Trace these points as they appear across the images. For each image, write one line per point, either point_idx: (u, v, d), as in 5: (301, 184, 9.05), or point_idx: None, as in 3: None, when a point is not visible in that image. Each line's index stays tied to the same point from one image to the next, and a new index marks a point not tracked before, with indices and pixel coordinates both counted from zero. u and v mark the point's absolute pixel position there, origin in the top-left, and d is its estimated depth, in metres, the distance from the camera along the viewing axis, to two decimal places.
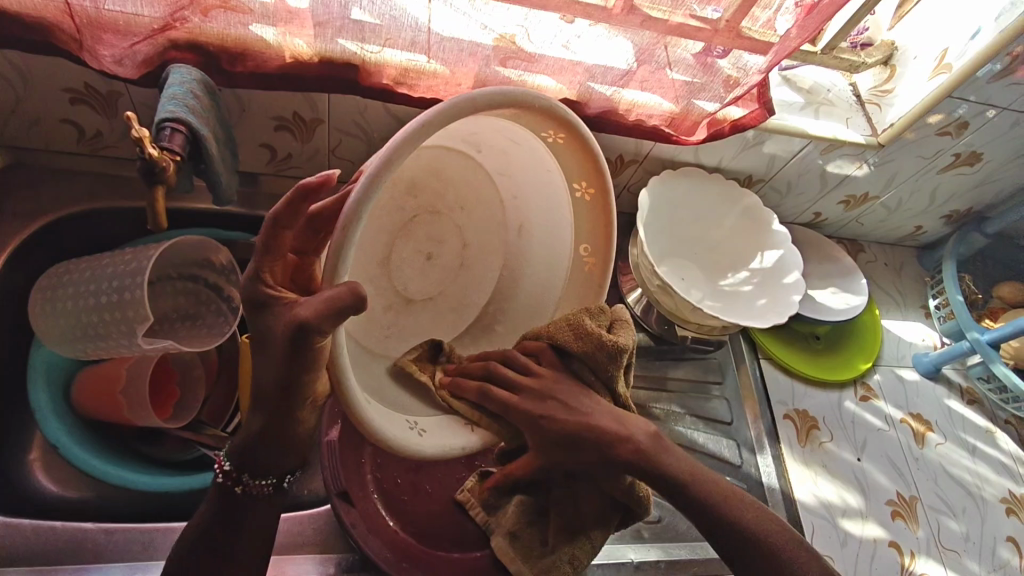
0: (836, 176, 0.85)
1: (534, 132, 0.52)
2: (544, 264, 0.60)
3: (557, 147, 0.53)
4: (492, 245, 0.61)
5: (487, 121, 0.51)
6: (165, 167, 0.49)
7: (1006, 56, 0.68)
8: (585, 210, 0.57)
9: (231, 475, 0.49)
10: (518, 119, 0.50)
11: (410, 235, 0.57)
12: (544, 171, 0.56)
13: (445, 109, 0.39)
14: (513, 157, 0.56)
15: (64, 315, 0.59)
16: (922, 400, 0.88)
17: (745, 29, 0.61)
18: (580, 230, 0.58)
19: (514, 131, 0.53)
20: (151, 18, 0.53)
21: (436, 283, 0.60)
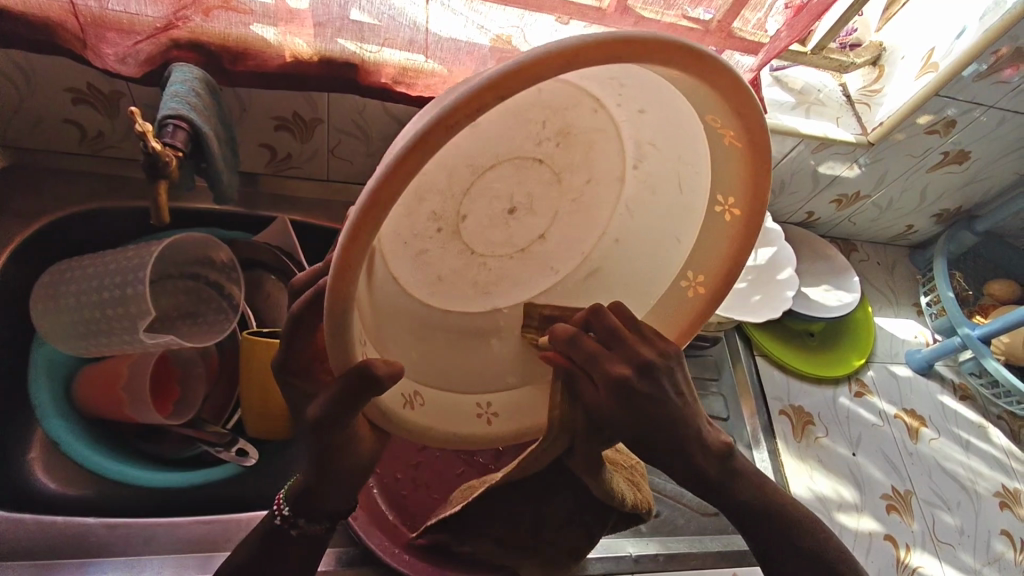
0: (828, 176, 0.87)
1: (697, 112, 0.37)
2: (634, 272, 0.47)
3: (724, 145, 0.38)
4: (578, 228, 0.48)
5: (646, 80, 0.36)
6: (168, 162, 0.50)
7: (991, 56, 0.69)
8: (716, 228, 0.43)
9: (288, 518, 0.48)
10: (683, 91, 0.35)
11: (486, 187, 0.43)
12: (693, 161, 0.41)
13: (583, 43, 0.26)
14: (649, 125, 0.41)
15: (67, 311, 0.59)
16: (915, 396, 0.89)
17: (736, 29, 0.63)
18: (698, 251, 0.45)
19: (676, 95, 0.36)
20: (154, 18, 0.54)
21: (510, 243, 0.47)
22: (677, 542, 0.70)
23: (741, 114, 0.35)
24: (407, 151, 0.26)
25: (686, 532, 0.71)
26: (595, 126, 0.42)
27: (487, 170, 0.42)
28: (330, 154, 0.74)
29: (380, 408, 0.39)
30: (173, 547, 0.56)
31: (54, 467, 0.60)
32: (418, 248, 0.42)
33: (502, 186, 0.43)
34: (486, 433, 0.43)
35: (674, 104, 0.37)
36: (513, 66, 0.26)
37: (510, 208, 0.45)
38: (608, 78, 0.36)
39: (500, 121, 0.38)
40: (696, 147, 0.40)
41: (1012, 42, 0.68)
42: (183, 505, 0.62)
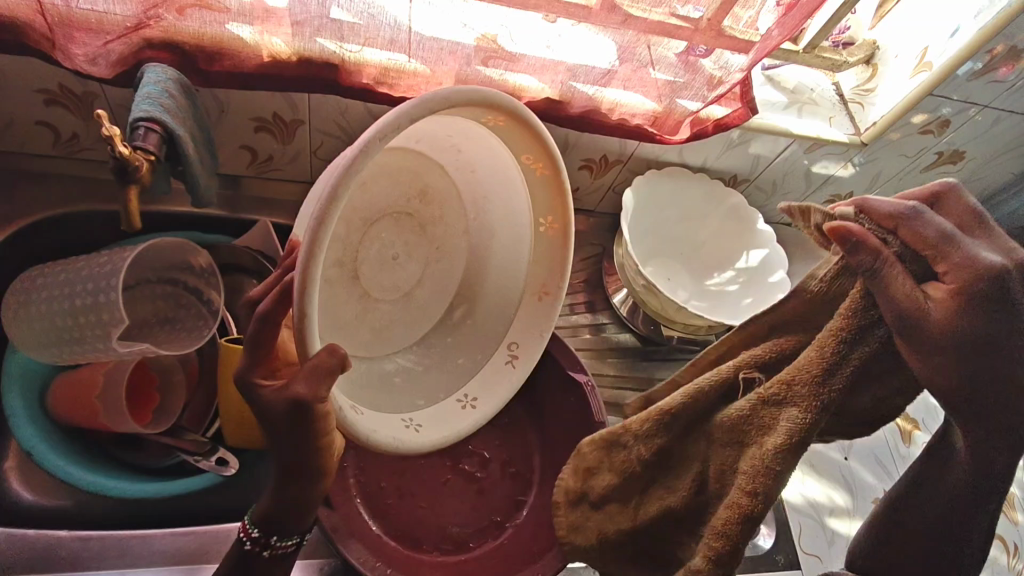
0: (822, 176, 0.86)
1: (512, 154, 0.50)
2: (496, 300, 0.56)
3: (537, 177, 0.52)
4: (440, 279, 0.55)
5: (472, 129, 0.49)
6: (138, 167, 0.48)
7: (986, 54, 0.68)
8: (542, 246, 0.55)
9: (258, 540, 0.48)
10: (499, 132, 0.48)
11: (376, 237, 0.49)
12: (514, 199, 0.54)
13: (450, 93, 0.38)
14: (482, 179, 0.53)
15: (39, 318, 0.57)
16: (908, 398, 0.88)
17: (726, 28, 0.61)
18: (536, 268, 0.56)
19: (498, 145, 0.50)
20: (124, 17, 0.53)
21: (401, 287, 0.53)
22: None
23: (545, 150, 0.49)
24: (355, 156, 0.34)
25: None
26: (441, 188, 0.53)
27: (375, 220, 0.49)
28: (313, 156, 0.73)
29: (336, 404, 0.40)
30: (151, 560, 0.55)
31: (28, 478, 0.58)
32: (326, 293, 0.46)
33: (391, 231, 0.50)
34: (419, 441, 0.47)
35: (496, 154, 0.51)
36: (411, 106, 0.35)
37: (394, 256, 0.51)
38: (442, 137, 0.49)
39: (378, 176, 0.48)
40: (517, 188, 0.53)
41: (1007, 40, 0.67)
42: (162, 515, 0.61)
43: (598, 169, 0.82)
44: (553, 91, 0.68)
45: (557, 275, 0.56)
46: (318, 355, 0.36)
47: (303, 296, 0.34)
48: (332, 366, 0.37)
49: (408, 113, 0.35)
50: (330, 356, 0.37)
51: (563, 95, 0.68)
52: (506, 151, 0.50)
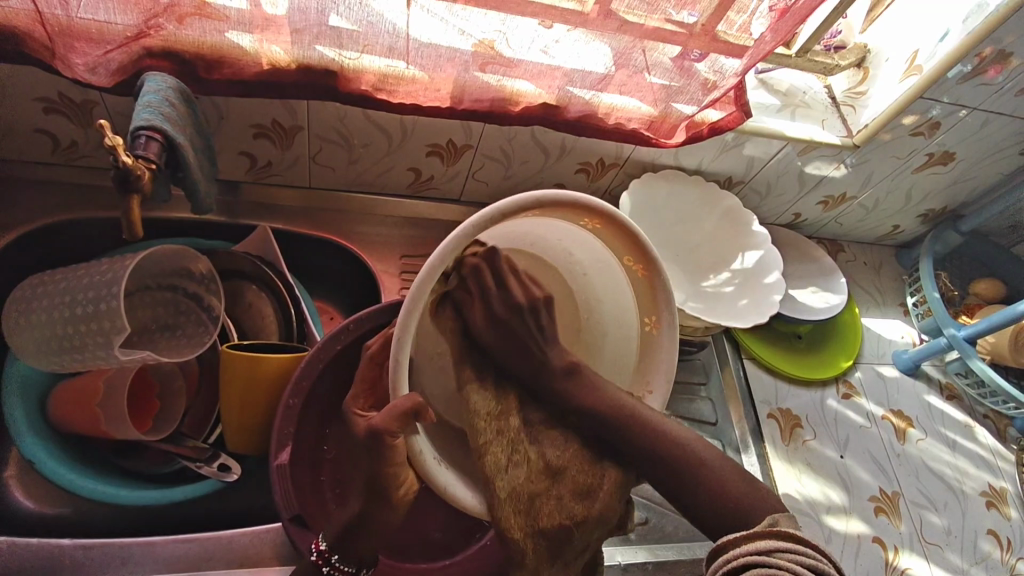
0: (815, 177, 0.87)
1: (616, 256, 0.54)
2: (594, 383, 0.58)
3: (639, 280, 0.54)
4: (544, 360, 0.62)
5: (572, 230, 0.54)
6: (140, 175, 0.48)
7: (975, 57, 0.69)
8: (650, 345, 0.56)
9: (323, 554, 0.49)
10: (600, 234, 0.53)
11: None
12: (622, 297, 0.56)
13: (540, 196, 0.44)
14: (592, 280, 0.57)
15: (39, 327, 0.57)
16: (902, 396, 0.90)
17: (720, 32, 0.62)
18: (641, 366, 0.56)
19: (597, 245, 0.55)
20: (125, 26, 0.53)
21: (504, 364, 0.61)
22: (664, 549, 0.69)
23: (641, 248, 0.51)
24: (458, 238, 0.42)
25: (674, 539, 0.71)
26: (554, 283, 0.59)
27: None
28: (312, 162, 0.73)
29: (415, 450, 0.44)
30: (153, 567, 0.56)
31: (28, 484, 0.59)
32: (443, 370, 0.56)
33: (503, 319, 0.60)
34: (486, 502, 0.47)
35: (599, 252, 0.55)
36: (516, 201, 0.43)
37: None
38: (554, 240, 0.56)
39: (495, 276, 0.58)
40: (623, 286, 0.56)
41: (995, 44, 0.68)
42: (163, 521, 0.61)
43: (595, 172, 0.83)
44: (549, 96, 0.69)
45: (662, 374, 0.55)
46: (401, 397, 0.43)
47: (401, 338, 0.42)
48: (410, 408, 0.42)
49: (498, 211, 0.43)
50: (408, 400, 0.42)
51: (560, 100, 0.69)
52: (609, 253, 0.55)
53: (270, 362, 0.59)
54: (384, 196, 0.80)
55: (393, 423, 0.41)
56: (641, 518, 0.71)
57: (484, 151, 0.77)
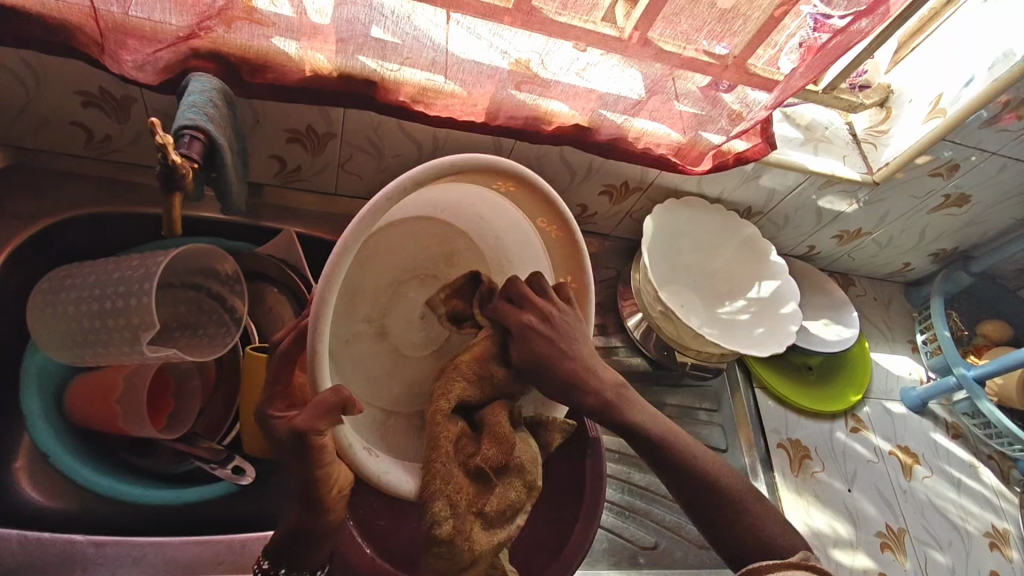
0: (830, 213, 0.88)
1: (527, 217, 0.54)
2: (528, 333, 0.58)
3: (551, 237, 0.55)
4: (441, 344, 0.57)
5: (467, 191, 0.52)
6: (185, 174, 0.49)
7: (996, 104, 0.71)
8: (559, 299, 0.57)
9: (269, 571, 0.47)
10: (513, 199, 0.52)
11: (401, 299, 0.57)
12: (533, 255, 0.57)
13: (455, 161, 0.43)
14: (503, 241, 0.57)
15: (64, 319, 0.57)
16: (909, 433, 0.90)
17: (751, 66, 0.64)
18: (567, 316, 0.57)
19: (512, 209, 0.54)
20: (177, 26, 0.54)
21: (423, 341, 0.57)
22: None
23: (549, 205, 0.51)
24: (388, 196, 0.40)
25: (682, 566, 0.71)
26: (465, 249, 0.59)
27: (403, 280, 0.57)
28: (341, 168, 0.74)
29: (343, 444, 0.42)
30: (163, 568, 0.55)
31: (38, 476, 0.58)
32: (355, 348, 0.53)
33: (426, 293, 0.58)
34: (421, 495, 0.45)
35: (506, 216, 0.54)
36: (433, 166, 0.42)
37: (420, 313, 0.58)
38: (463, 205, 0.54)
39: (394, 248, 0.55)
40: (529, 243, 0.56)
41: (1016, 93, 0.70)
42: (173, 523, 0.61)
43: (618, 195, 0.84)
44: (582, 118, 0.70)
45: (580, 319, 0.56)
46: (324, 391, 0.40)
47: (317, 331, 0.39)
48: (337, 402, 0.40)
49: (422, 173, 0.41)
50: (332, 394, 0.40)
51: (592, 122, 0.70)
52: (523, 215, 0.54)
53: None
54: None
55: (317, 419, 0.40)
56: (651, 542, 0.71)
57: None
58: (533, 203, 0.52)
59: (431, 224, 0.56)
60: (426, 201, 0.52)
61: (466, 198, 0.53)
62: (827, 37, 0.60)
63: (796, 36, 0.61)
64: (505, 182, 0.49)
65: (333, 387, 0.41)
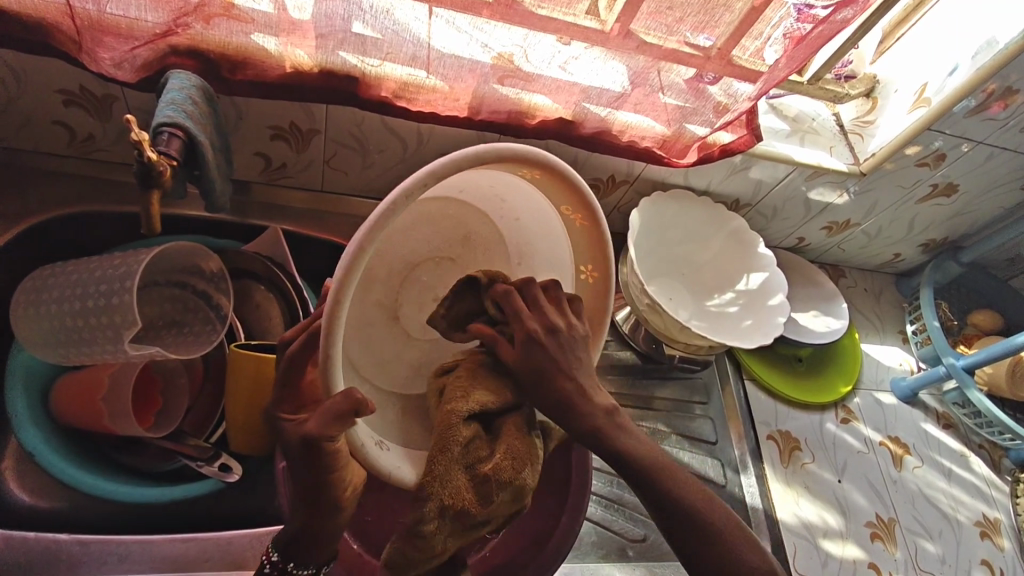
0: (819, 204, 0.88)
1: (551, 203, 0.51)
2: None
3: (575, 225, 0.52)
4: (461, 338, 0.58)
5: (490, 172, 0.49)
6: (162, 171, 0.48)
7: (981, 92, 0.71)
8: (584, 295, 0.55)
9: (277, 565, 0.46)
10: (538, 184, 0.49)
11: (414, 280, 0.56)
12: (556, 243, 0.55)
13: (481, 150, 0.39)
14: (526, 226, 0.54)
15: (48, 319, 0.57)
16: (899, 423, 0.90)
17: (735, 57, 0.63)
18: None
19: (534, 193, 0.50)
20: (154, 24, 0.54)
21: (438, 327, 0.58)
22: (662, 567, 0.70)
23: (574, 193, 0.48)
24: (392, 206, 0.37)
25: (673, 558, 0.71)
26: (489, 234, 0.56)
27: (413, 266, 0.56)
28: (325, 165, 0.74)
29: (355, 443, 0.41)
30: (149, 565, 0.55)
31: (24, 477, 0.58)
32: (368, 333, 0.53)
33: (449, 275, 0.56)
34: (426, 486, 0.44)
35: (531, 202, 0.52)
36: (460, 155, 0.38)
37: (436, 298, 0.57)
38: (485, 186, 0.51)
39: (417, 230, 0.54)
40: (556, 233, 0.54)
41: (1001, 81, 0.69)
42: (160, 521, 0.61)
43: (605, 189, 0.84)
44: (565, 112, 0.70)
45: (600, 326, 0.53)
46: (334, 396, 0.39)
47: (327, 343, 0.37)
48: (347, 408, 0.38)
49: (430, 173, 0.37)
50: (343, 399, 0.38)
51: (576, 115, 0.70)
52: (546, 201, 0.51)
53: None
54: None
55: (326, 426, 0.39)
56: (640, 534, 0.71)
57: None
58: (562, 193, 0.48)
59: (446, 202, 0.52)
60: (448, 183, 0.49)
61: (490, 178, 0.49)
62: (809, 27, 0.60)
63: (779, 26, 0.61)
64: (534, 171, 0.45)
65: (344, 391, 0.39)
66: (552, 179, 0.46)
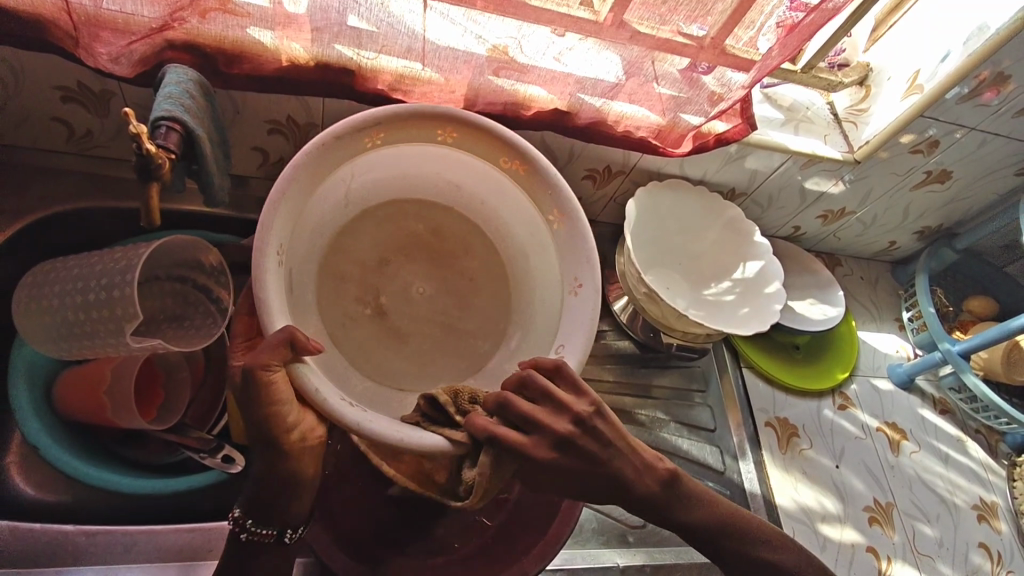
0: (815, 192, 0.89)
1: (487, 159, 0.59)
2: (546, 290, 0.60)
3: (521, 174, 0.58)
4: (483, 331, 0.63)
5: (422, 150, 0.58)
6: (161, 164, 0.49)
7: (973, 79, 0.71)
8: (558, 239, 0.58)
9: (240, 521, 0.49)
10: (465, 145, 0.58)
11: (392, 273, 0.63)
12: (515, 199, 0.61)
13: (375, 115, 0.53)
14: (489, 203, 0.63)
15: (51, 313, 0.57)
16: (896, 409, 0.91)
17: (728, 46, 0.64)
18: (564, 256, 0.58)
19: (468, 157, 0.59)
20: (150, 18, 0.54)
21: (432, 313, 0.64)
22: (662, 553, 0.70)
23: (488, 137, 0.56)
24: (296, 166, 0.49)
25: (672, 543, 0.72)
26: (455, 226, 0.65)
27: (390, 261, 0.63)
28: None
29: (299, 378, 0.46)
30: (154, 556, 0.56)
31: (30, 470, 0.58)
32: (348, 326, 0.59)
33: (425, 272, 0.64)
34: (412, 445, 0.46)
35: (473, 168, 0.60)
36: (359, 120, 0.52)
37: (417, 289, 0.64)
38: (434, 175, 0.62)
39: (388, 235, 0.63)
40: (509, 189, 0.60)
41: (994, 66, 0.70)
42: (165, 513, 0.61)
43: (601, 180, 0.84)
44: (560, 103, 0.70)
45: (579, 256, 0.56)
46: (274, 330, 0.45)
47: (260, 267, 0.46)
48: (285, 338, 0.45)
49: (333, 132, 0.51)
50: (282, 332, 0.45)
51: (571, 106, 0.70)
52: (482, 158, 0.59)
53: None
54: None
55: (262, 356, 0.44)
56: (640, 521, 0.72)
57: None
58: (479, 143, 0.57)
59: (404, 203, 0.63)
60: (396, 174, 0.60)
61: (427, 163, 0.60)
62: (801, 15, 0.61)
63: (772, 15, 0.61)
64: (445, 128, 0.56)
65: (283, 328, 0.45)
66: (457, 126, 0.56)
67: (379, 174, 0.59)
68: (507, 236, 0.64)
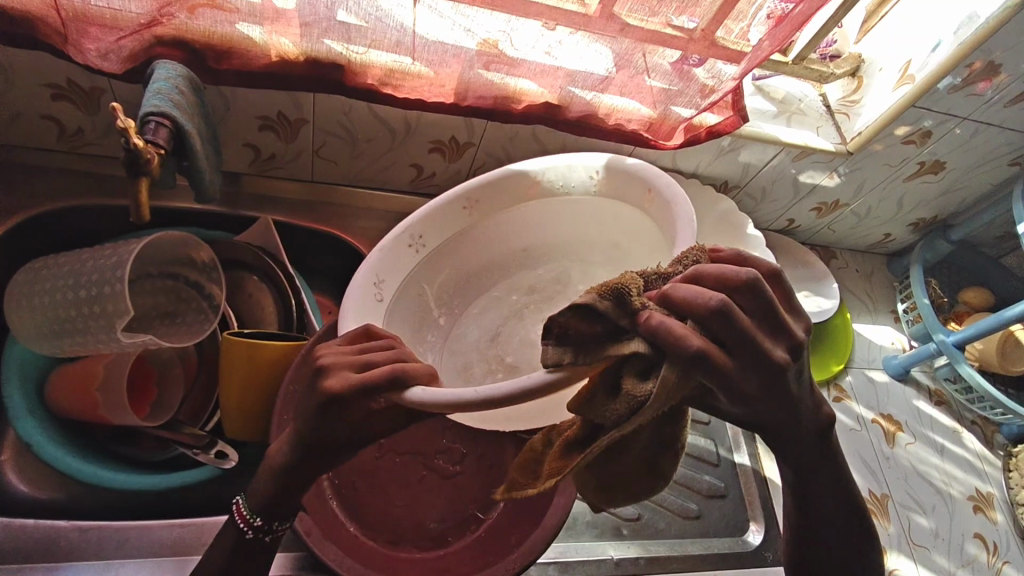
0: (808, 184, 0.88)
1: (526, 196, 0.67)
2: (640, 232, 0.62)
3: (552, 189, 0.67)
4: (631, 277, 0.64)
5: (479, 228, 0.67)
6: (150, 159, 0.49)
7: (965, 68, 0.71)
8: (612, 182, 0.64)
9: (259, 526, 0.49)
10: (500, 203, 0.67)
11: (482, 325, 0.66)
12: (571, 202, 0.67)
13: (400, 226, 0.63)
14: (558, 235, 0.69)
15: (40, 311, 0.57)
16: (891, 401, 0.91)
17: (719, 38, 0.64)
18: (620, 194, 0.64)
19: (513, 211, 0.68)
20: (138, 14, 0.54)
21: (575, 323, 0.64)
22: (657, 545, 0.70)
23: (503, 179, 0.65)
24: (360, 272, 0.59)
25: (668, 535, 0.72)
26: (550, 274, 0.69)
27: (504, 329, 0.65)
28: (315, 155, 0.74)
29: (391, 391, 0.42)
30: (147, 551, 0.56)
31: (22, 467, 0.58)
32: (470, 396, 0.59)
33: (534, 318, 0.66)
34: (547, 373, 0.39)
35: (519, 215, 0.68)
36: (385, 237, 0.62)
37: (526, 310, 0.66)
38: (501, 251, 0.69)
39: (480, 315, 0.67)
40: (559, 203, 0.67)
41: (985, 56, 0.70)
42: (159, 508, 0.61)
43: None
44: (551, 96, 0.70)
45: (623, 174, 0.62)
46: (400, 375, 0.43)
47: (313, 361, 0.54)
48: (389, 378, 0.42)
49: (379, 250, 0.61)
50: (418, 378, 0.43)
51: (562, 100, 0.70)
52: (519, 202, 0.67)
53: (273, 348, 0.60)
54: (386, 192, 0.81)
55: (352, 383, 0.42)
56: (634, 514, 0.72)
57: (486, 149, 0.78)
58: (506, 199, 0.67)
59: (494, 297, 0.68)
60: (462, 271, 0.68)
61: (486, 236, 0.68)
62: (791, 5, 0.60)
63: (762, 6, 0.61)
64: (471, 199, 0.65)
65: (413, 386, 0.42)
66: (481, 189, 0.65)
67: (440, 262, 0.66)
68: (587, 240, 0.69)
